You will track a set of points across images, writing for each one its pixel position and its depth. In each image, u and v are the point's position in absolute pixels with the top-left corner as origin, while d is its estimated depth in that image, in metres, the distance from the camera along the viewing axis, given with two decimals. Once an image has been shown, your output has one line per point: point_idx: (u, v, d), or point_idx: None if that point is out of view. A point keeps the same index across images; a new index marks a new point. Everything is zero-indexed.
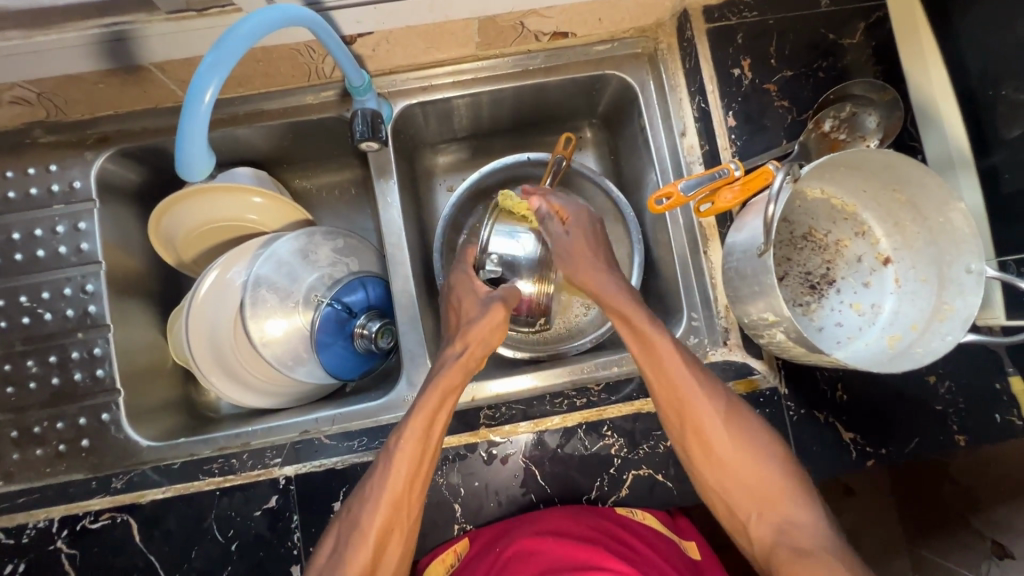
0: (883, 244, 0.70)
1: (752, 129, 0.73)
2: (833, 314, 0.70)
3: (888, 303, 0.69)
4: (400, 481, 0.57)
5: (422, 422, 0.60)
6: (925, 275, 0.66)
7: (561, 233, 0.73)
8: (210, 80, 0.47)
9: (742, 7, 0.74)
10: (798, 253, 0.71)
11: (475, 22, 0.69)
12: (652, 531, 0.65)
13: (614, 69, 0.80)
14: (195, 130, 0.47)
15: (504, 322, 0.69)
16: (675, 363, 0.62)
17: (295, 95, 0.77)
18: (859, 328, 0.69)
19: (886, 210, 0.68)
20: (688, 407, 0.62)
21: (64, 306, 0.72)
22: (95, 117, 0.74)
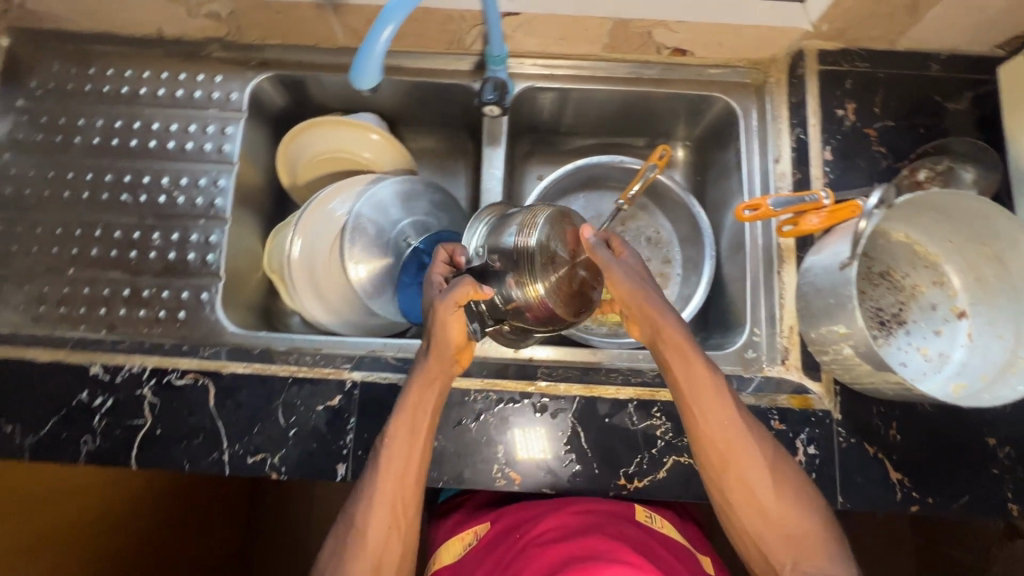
0: (961, 298, 0.71)
1: (846, 166, 0.77)
2: (899, 353, 0.71)
3: (960, 356, 0.70)
4: (387, 485, 0.60)
5: (416, 414, 0.62)
6: (1001, 332, 0.68)
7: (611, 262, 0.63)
8: (391, 19, 0.56)
9: (855, 57, 0.80)
10: (873, 289, 0.73)
11: (610, 23, 0.77)
12: (669, 538, 0.66)
13: (721, 93, 0.86)
14: (376, 53, 0.56)
15: (454, 310, 0.59)
16: (718, 392, 0.60)
17: (433, 59, 0.86)
18: (924, 372, 0.70)
19: (969, 263, 0.70)
20: (731, 448, 0.59)
21: (195, 194, 0.81)
22: (263, 44, 0.85)
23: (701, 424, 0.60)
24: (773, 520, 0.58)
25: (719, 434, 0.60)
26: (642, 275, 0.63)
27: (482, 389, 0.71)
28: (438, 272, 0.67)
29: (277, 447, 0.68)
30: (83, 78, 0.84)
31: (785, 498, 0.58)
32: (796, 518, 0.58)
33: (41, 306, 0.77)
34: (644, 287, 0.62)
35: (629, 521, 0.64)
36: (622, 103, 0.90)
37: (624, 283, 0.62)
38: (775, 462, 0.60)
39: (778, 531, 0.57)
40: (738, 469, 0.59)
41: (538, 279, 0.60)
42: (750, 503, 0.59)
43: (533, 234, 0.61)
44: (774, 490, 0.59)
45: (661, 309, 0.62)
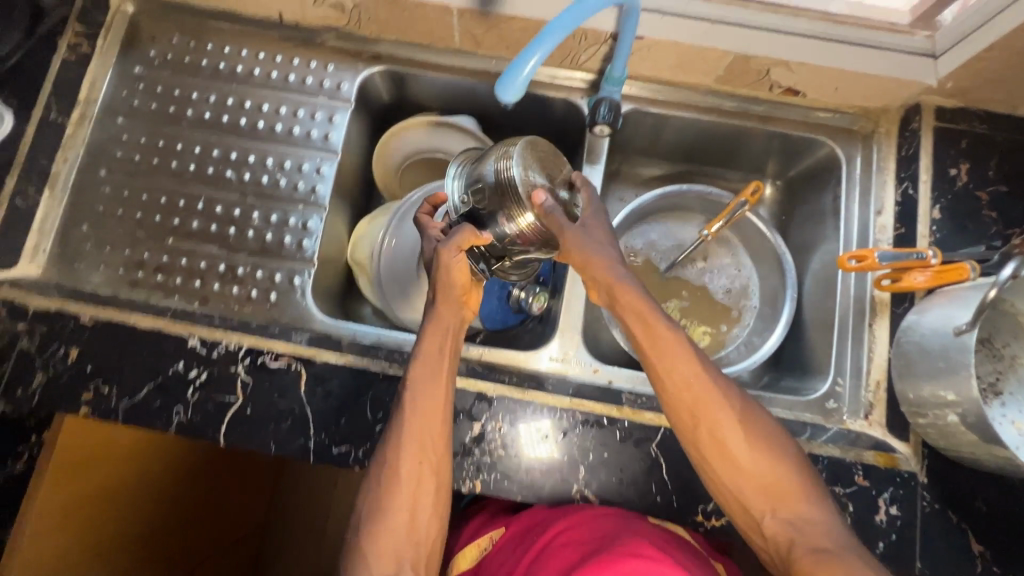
0: None
1: (954, 227, 0.76)
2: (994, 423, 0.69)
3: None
4: (397, 476, 0.60)
5: (433, 370, 0.63)
6: None
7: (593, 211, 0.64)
8: (537, 50, 0.57)
9: (974, 117, 0.79)
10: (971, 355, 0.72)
11: (732, 56, 0.76)
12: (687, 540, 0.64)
13: (826, 137, 0.85)
14: (522, 73, 0.57)
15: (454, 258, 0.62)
16: (674, 348, 0.61)
17: (542, 71, 0.85)
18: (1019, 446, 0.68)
19: None
20: (701, 410, 0.60)
21: (297, 179, 0.82)
22: (378, 38, 0.86)
23: (670, 390, 0.61)
24: (747, 474, 0.58)
25: (686, 397, 0.60)
26: (598, 229, 0.64)
27: (568, 409, 0.71)
28: (430, 220, 0.70)
29: (362, 441, 0.68)
30: (200, 52, 0.85)
31: (756, 454, 0.59)
32: (774, 471, 0.58)
33: (139, 272, 0.78)
34: (612, 243, 0.64)
35: (644, 523, 0.62)
36: (723, 135, 0.90)
37: (598, 238, 0.63)
38: (744, 416, 0.60)
39: (753, 484, 0.58)
40: (710, 427, 0.60)
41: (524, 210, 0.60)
42: (727, 464, 0.59)
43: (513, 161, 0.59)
44: (745, 446, 0.59)
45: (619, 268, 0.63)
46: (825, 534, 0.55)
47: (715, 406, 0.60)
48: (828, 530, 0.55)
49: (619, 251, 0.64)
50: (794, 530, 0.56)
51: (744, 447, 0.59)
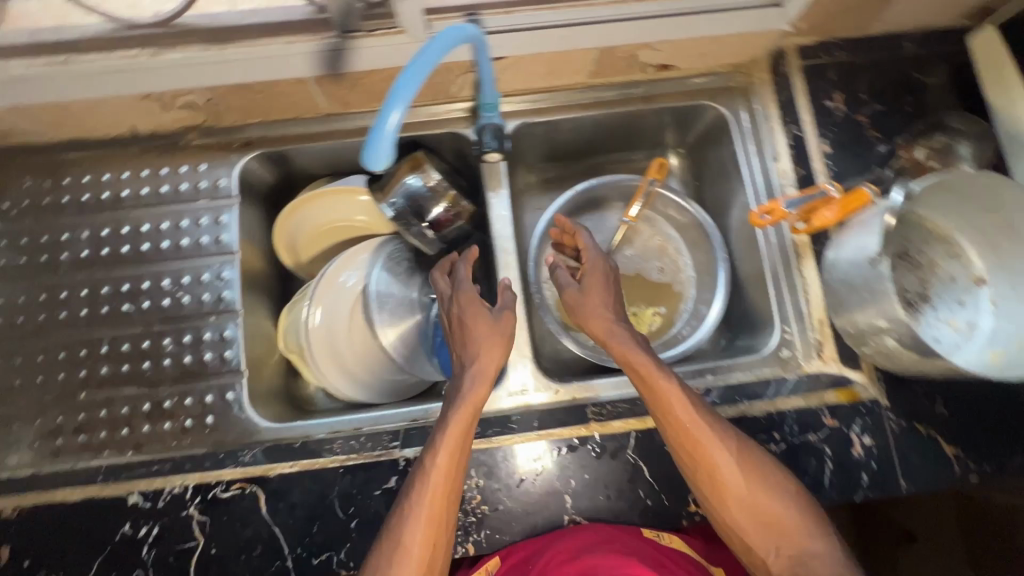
0: (978, 266, 0.73)
1: (845, 156, 0.78)
2: (929, 329, 0.73)
3: (987, 323, 0.72)
4: (427, 524, 0.58)
5: (468, 413, 0.62)
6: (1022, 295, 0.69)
7: (591, 246, 0.78)
8: (397, 105, 0.53)
9: (834, 48, 0.81)
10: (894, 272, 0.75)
11: (595, 51, 0.76)
12: (679, 553, 0.66)
13: (709, 100, 0.86)
14: (383, 142, 0.53)
15: (483, 316, 0.69)
16: (677, 397, 0.63)
17: (420, 112, 0.84)
18: (957, 344, 0.72)
19: (982, 233, 0.72)
20: (703, 449, 0.62)
21: (201, 291, 0.78)
22: (244, 124, 0.82)
23: (671, 430, 0.63)
24: (748, 505, 0.60)
25: (692, 436, 0.62)
26: (588, 283, 0.76)
27: (539, 442, 0.69)
28: (440, 277, 0.76)
29: (341, 542, 0.65)
30: (60, 190, 0.79)
31: (756, 485, 0.61)
32: (779, 508, 0.60)
33: (58, 439, 0.72)
34: (596, 300, 0.74)
35: (644, 542, 0.64)
36: (613, 124, 0.90)
37: (594, 303, 0.74)
38: (745, 452, 0.62)
39: (757, 518, 0.60)
40: (705, 457, 0.62)
41: (451, 191, 0.82)
42: (732, 502, 0.61)
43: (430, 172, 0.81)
44: (754, 482, 0.61)
45: (613, 329, 0.71)
46: (826, 565, 0.56)
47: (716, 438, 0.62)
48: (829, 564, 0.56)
49: (605, 304, 0.74)
50: (796, 564, 0.57)
51: (744, 478, 0.61)
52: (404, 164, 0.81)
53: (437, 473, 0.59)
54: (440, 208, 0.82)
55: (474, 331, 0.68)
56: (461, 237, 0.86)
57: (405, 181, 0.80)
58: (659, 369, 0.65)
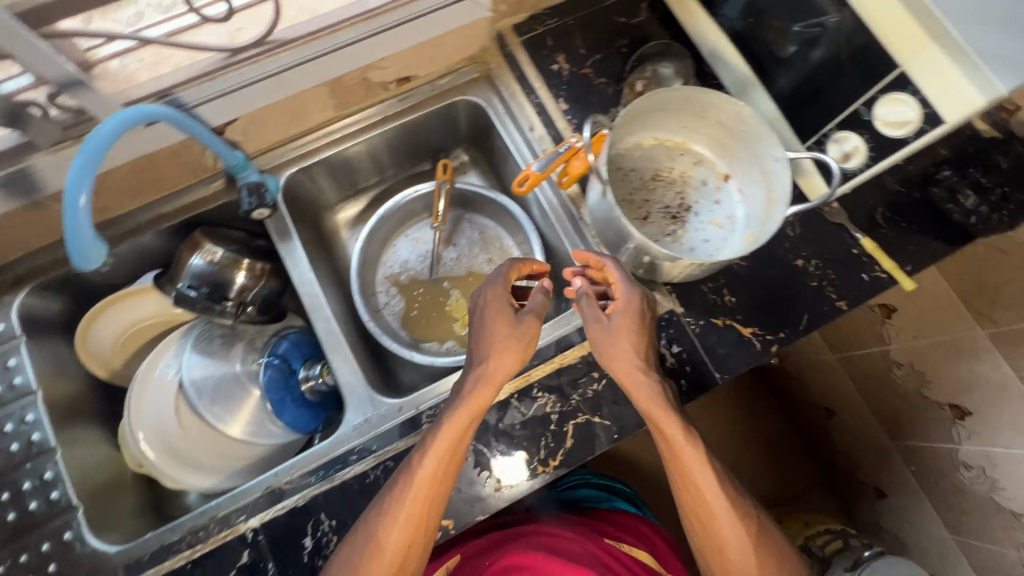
0: (720, 164, 0.81)
1: (582, 108, 0.85)
2: (699, 233, 0.80)
3: (739, 211, 0.80)
4: (407, 525, 0.62)
5: (453, 432, 0.64)
6: (754, 178, 0.77)
7: (625, 287, 0.70)
8: (79, 188, 0.57)
9: (544, 17, 0.88)
10: (654, 193, 0.82)
11: (323, 87, 0.81)
12: (634, 561, 0.88)
13: (459, 95, 0.92)
14: (80, 225, 0.59)
15: (519, 331, 0.68)
16: (684, 438, 0.66)
17: (188, 193, 0.84)
18: (723, 238, 0.79)
19: (708, 136, 0.80)
20: (689, 476, 0.67)
21: (6, 443, 0.74)
22: (7, 262, 0.80)
23: (675, 463, 0.68)
24: (722, 531, 0.68)
25: (682, 464, 0.67)
26: (619, 326, 0.67)
27: (377, 462, 0.72)
28: (500, 291, 0.71)
29: None
30: None
31: (744, 529, 0.68)
32: (755, 546, 0.68)
33: None
34: (627, 343, 0.67)
35: (598, 545, 0.87)
36: (385, 143, 0.94)
37: (624, 344, 0.66)
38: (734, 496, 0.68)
39: (728, 553, 0.68)
40: (700, 491, 0.67)
41: (243, 258, 0.82)
42: (710, 528, 0.68)
43: (213, 249, 0.81)
44: (739, 516, 0.68)
45: (637, 375, 0.65)
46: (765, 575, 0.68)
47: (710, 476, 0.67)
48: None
49: (634, 352, 0.67)
50: None
51: (737, 528, 0.67)
52: (185, 253, 0.80)
53: (425, 477, 0.63)
54: (240, 277, 0.82)
55: (488, 337, 0.68)
56: (269, 300, 0.86)
57: (190, 265, 0.80)
58: (676, 421, 0.66)
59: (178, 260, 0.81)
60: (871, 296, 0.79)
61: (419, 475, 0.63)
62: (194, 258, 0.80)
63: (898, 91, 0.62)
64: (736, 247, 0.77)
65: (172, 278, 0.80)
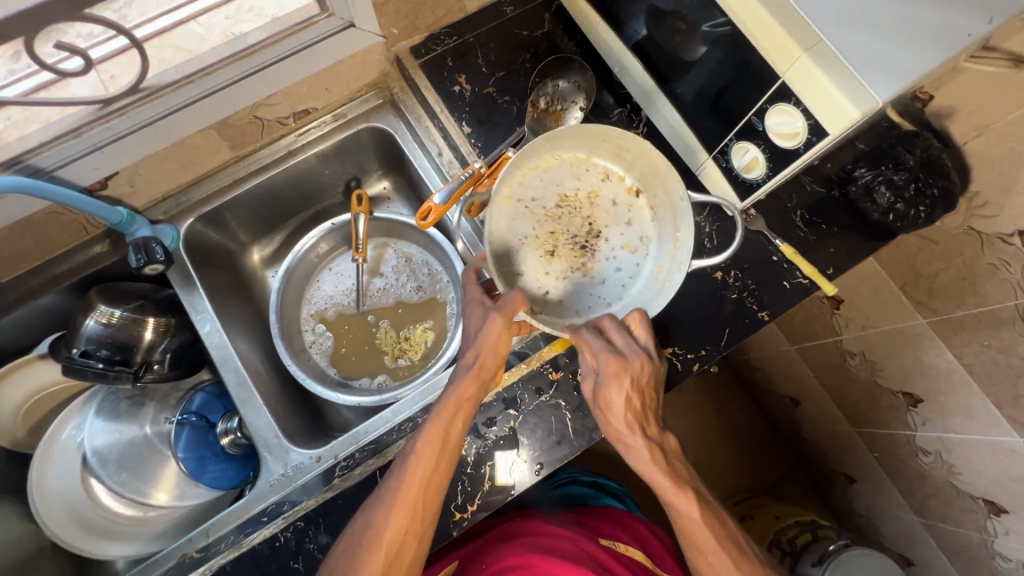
0: (629, 179, 0.76)
1: (487, 129, 0.82)
2: (610, 263, 0.76)
3: (649, 230, 0.76)
4: (396, 540, 0.58)
5: (444, 435, 0.62)
6: (662, 202, 0.74)
7: (599, 350, 0.65)
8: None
9: (442, 37, 0.85)
10: (562, 222, 0.75)
11: (211, 129, 0.76)
12: (632, 559, 0.81)
13: (364, 123, 0.89)
14: None
15: (507, 325, 0.65)
16: (681, 491, 0.64)
17: (81, 250, 0.81)
18: (634, 267, 0.75)
19: (611, 152, 0.75)
20: (693, 532, 0.64)
21: None
22: None
23: (675, 516, 0.65)
24: None
25: (682, 521, 0.65)
26: (612, 380, 0.64)
27: (286, 521, 0.68)
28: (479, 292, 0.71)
29: None
30: None
31: None
32: None
33: None
34: (620, 402, 0.64)
35: (596, 543, 0.80)
36: (293, 178, 0.90)
37: (617, 396, 0.64)
38: (742, 557, 0.65)
39: None
40: (704, 551, 0.64)
41: (147, 314, 0.79)
42: None
43: (111, 308, 0.77)
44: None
45: (625, 431, 0.65)
46: None
47: (712, 535, 0.64)
48: None
49: (625, 402, 0.64)
50: None
51: None
52: (80, 316, 0.76)
53: (414, 487, 0.60)
54: (148, 334, 0.78)
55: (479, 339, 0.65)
56: (180, 354, 0.82)
57: (84, 328, 0.75)
58: (668, 469, 0.64)
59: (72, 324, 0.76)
60: (793, 304, 0.77)
61: (411, 489, 0.60)
62: (89, 320, 0.75)
63: (782, 103, 0.59)
64: (648, 274, 0.75)
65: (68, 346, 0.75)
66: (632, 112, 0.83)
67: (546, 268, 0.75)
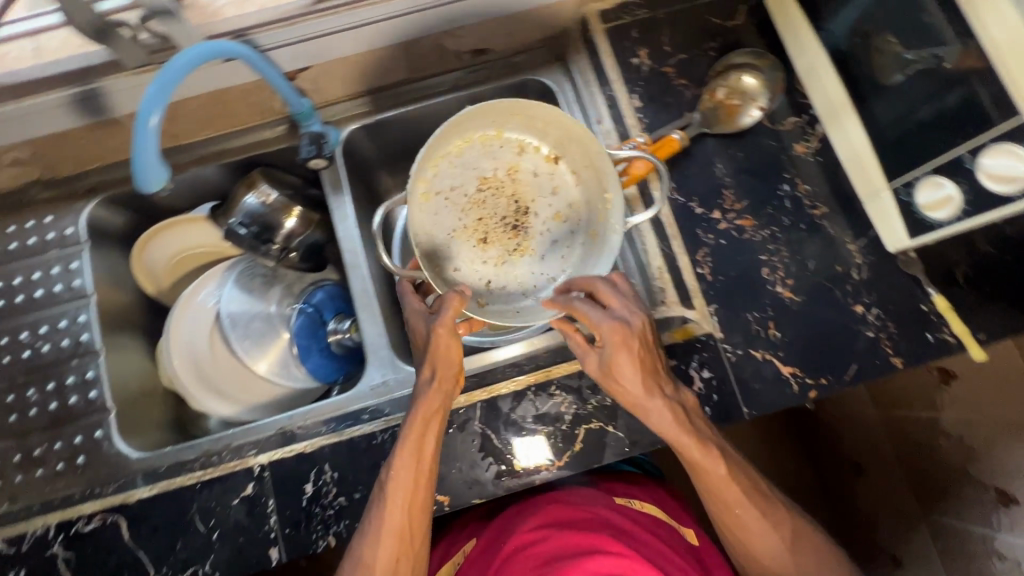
0: (546, 148, 0.80)
1: (656, 107, 0.81)
2: (544, 236, 0.80)
3: (578, 196, 0.80)
4: (394, 534, 0.63)
5: (417, 436, 0.64)
6: (585, 168, 0.78)
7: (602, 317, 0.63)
8: (156, 106, 0.56)
9: (633, 7, 0.84)
10: (527, 190, 0.80)
11: (400, 46, 0.80)
12: (648, 516, 0.77)
13: (533, 75, 0.89)
14: (149, 148, 0.57)
15: (454, 338, 0.65)
16: (701, 448, 0.65)
17: (254, 132, 0.87)
18: (569, 236, 0.80)
19: (526, 125, 0.78)
20: (711, 478, 0.67)
21: (60, 338, 0.80)
22: (83, 171, 0.84)
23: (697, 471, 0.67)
24: (748, 527, 0.69)
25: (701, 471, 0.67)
26: (627, 359, 0.63)
27: (386, 427, 0.72)
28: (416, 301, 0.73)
29: (205, 556, 0.67)
30: None
31: (772, 523, 0.69)
32: (786, 539, 0.69)
33: None
34: (636, 370, 0.63)
35: (608, 505, 0.75)
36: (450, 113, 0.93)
37: (629, 372, 0.63)
38: (756, 490, 0.69)
39: (765, 551, 0.69)
40: (721, 490, 0.68)
41: (295, 205, 0.84)
42: (739, 527, 0.69)
43: (267, 189, 0.83)
44: (767, 514, 0.69)
45: (648, 411, 0.64)
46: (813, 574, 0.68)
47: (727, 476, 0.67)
48: None
49: (637, 379, 0.63)
50: None
51: (763, 514, 0.69)
52: (242, 188, 0.83)
53: (397, 491, 0.63)
54: (291, 223, 0.84)
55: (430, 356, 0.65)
56: (313, 249, 0.88)
57: (244, 202, 0.82)
58: (691, 434, 0.65)
59: (233, 195, 0.83)
60: (933, 359, 0.73)
61: (395, 490, 0.63)
62: (248, 195, 0.82)
63: (1011, 143, 0.55)
64: (583, 244, 0.79)
65: (225, 213, 0.83)
66: (808, 124, 0.80)
67: (482, 256, 0.78)
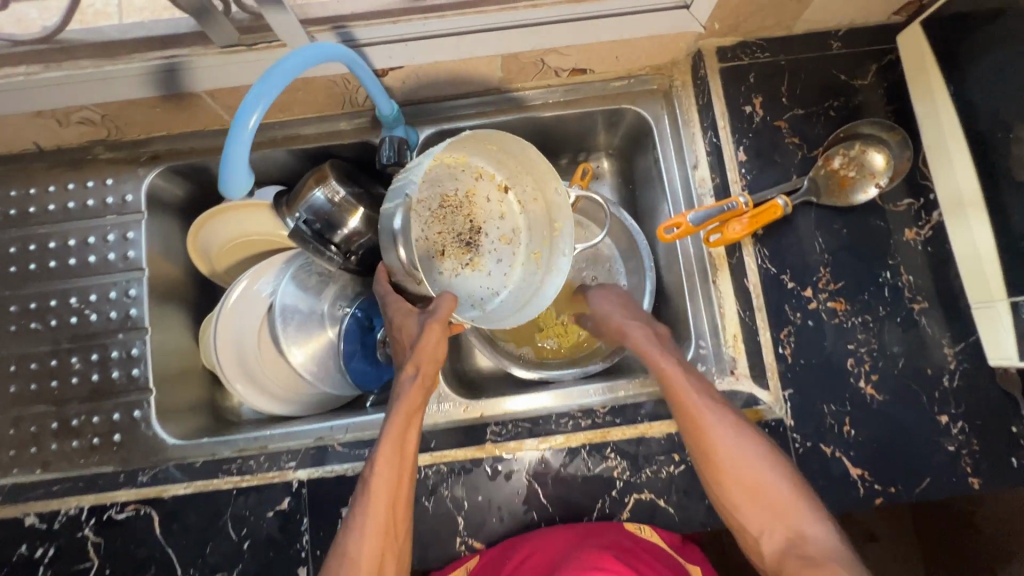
0: (499, 176, 0.75)
1: (762, 164, 0.75)
2: (492, 258, 0.75)
3: (521, 222, 0.77)
4: (380, 509, 0.58)
5: (408, 413, 0.61)
6: (535, 198, 0.75)
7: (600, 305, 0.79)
8: (255, 107, 0.53)
9: (754, 48, 0.77)
10: (474, 209, 0.74)
11: (499, 58, 0.73)
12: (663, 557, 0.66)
13: (630, 103, 0.83)
14: (239, 151, 0.53)
15: (445, 331, 0.62)
16: (705, 413, 0.62)
17: (328, 122, 0.82)
18: (512, 259, 0.76)
19: (488, 154, 0.72)
20: (704, 442, 0.61)
21: (108, 309, 0.78)
22: (149, 137, 0.80)
23: (699, 449, 0.62)
24: (741, 486, 0.59)
25: (697, 432, 0.62)
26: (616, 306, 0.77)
27: (432, 463, 0.69)
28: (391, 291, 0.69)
29: (233, 563, 0.67)
30: None
31: (773, 481, 0.59)
32: (783, 495, 0.58)
33: None
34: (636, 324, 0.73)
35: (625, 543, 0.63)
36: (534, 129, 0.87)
37: (618, 315, 0.75)
38: (767, 461, 0.60)
39: (762, 505, 0.59)
40: (709, 443, 0.61)
41: (359, 205, 0.79)
42: (736, 488, 0.59)
43: (334, 184, 0.78)
44: (766, 475, 0.59)
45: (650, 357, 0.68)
46: (820, 546, 0.55)
47: (728, 438, 0.61)
48: (829, 547, 0.54)
49: (633, 319, 0.74)
50: (790, 544, 0.56)
51: (755, 482, 0.59)
52: (308, 180, 0.78)
53: (383, 466, 0.59)
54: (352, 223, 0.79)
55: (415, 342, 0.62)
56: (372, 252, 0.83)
57: (310, 196, 0.78)
58: (694, 397, 0.63)
59: (298, 187, 0.79)
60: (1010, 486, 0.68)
61: (380, 466, 0.59)
62: (314, 188, 0.77)
63: None
64: (525, 265, 0.76)
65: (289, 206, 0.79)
66: (923, 209, 0.74)
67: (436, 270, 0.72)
